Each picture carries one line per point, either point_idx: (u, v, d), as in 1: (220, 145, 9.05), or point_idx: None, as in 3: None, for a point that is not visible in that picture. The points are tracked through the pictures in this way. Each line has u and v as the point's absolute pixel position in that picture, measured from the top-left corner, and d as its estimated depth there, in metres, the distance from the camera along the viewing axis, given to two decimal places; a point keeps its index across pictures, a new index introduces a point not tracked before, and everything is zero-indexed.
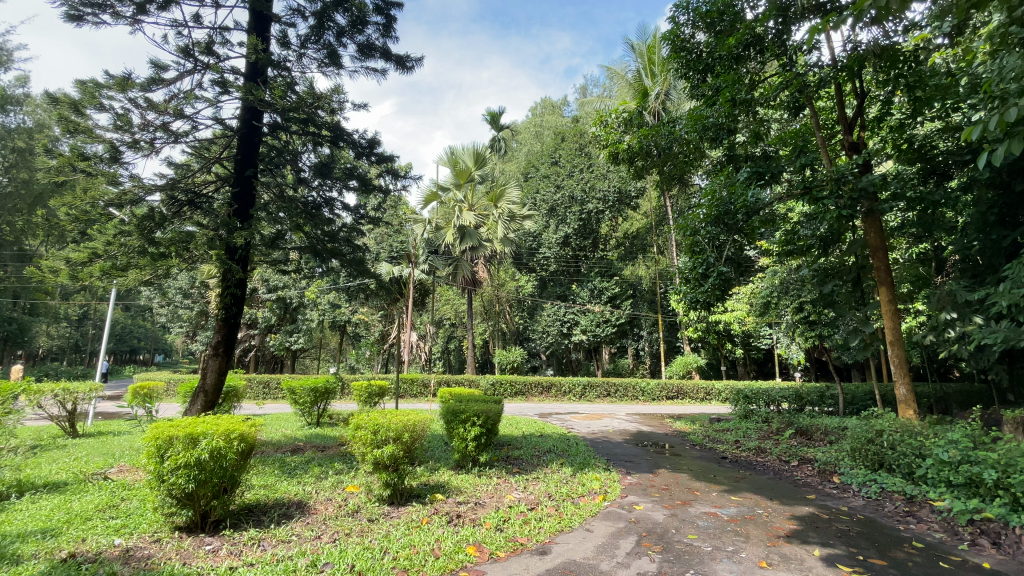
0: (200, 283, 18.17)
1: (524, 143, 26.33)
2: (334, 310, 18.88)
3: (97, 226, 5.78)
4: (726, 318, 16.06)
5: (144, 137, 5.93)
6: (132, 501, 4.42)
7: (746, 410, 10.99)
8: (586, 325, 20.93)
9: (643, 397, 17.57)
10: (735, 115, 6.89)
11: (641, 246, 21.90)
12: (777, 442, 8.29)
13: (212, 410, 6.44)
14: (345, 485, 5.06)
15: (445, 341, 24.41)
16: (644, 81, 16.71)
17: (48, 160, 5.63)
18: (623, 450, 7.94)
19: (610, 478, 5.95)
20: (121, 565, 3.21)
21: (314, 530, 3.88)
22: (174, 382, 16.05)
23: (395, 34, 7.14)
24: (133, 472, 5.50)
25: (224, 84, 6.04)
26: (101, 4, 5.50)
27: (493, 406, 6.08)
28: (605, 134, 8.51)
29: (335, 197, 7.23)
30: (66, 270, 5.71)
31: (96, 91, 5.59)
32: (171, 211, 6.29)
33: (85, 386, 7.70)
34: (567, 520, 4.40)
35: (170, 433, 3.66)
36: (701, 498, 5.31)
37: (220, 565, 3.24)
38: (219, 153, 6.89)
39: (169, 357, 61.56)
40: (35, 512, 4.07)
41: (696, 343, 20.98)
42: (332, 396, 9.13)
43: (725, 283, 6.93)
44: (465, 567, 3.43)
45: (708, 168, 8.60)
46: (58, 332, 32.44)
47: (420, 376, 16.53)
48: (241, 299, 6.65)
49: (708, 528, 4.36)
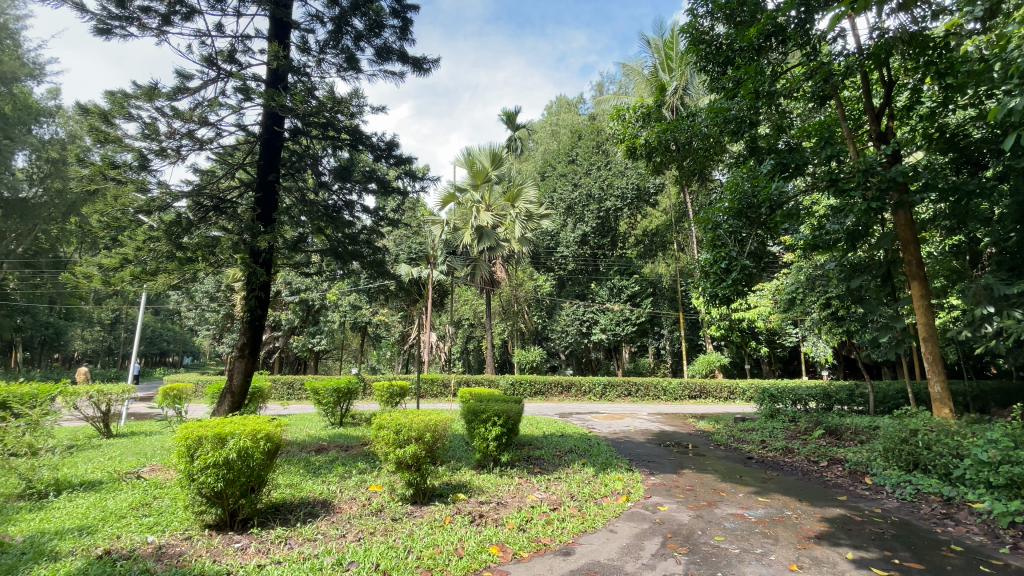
0: (225, 286, 18.61)
1: (540, 143, 26.29)
2: (355, 311, 19.17)
3: (128, 232, 5.97)
4: (749, 314, 15.69)
5: (170, 144, 6.09)
6: (164, 499, 4.54)
7: (771, 409, 10.79)
8: (606, 325, 20.66)
9: (665, 397, 17.35)
10: (757, 108, 6.72)
11: (661, 243, 21.55)
12: (805, 442, 8.08)
13: (239, 410, 6.58)
14: (369, 485, 5.11)
15: (464, 342, 24.54)
16: (662, 76, 16.50)
17: (81, 169, 5.83)
18: (645, 450, 7.86)
19: (633, 478, 5.88)
20: (154, 562, 3.29)
21: (339, 529, 3.93)
22: (202, 383, 16.56)
23: (412, 37, 7.18)
24: (164, 471, 5.64)
25: (246, 91, 6.15)
26: (128, 17, 5.66)
27: (514, 406, 6.08)
28: (623, 129, 8.40)
29: (355, 199, 7.33)
30: (100, 275, 5.94)
31: (125, 101, 5.75)
32: (197, 216, 6.41)
33: (118, 388, 7.92)
34: (590, 521, 4.36)
35: (199, 433, 3.74)
36: (727, 500, 5.20)
37: (250, 562, 3.31)
38: (243, 158, 6.99)
39: (197, 359, 63.30)
40: (73, 510, 4.21)
41: (720, 342, 20.57)
42: (355, 396, 9.25)
43: (747, 278, 6.80)
44: (489, 566, 3.43)
45: (729, 162, 8.44)
46: (92, 336, 33.66)
47: (441, 377, 16.62)
48: (265, 301, 6.73)
49: (735, 530, 4.28)
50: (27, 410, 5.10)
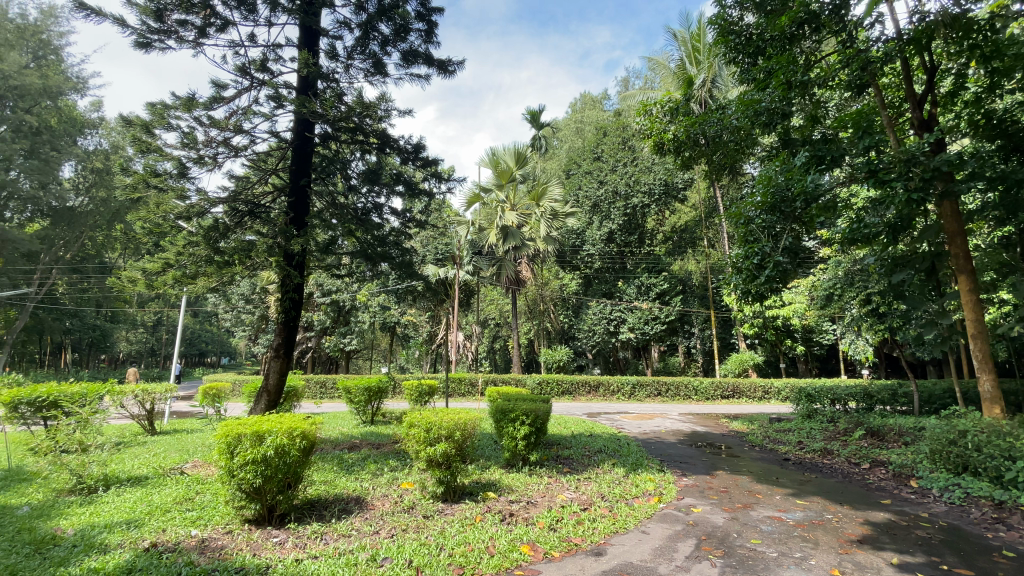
0: (259, 289, 19.21)
1: (564, 140, 26.18)
2: (384, 312, 19.48)
3: (169, 237, 6.25)
4: (784, 311, 15.24)
5: (207, 152, 6.31)
6: (206, 494, 4.71)
7: (808, 409, 10.46)
8: (634, 323, 20.43)
9: (696, 397, 17.02)
10: (790, 99, 6.51)
11: (691, 239, 21.22)
12: (845, 444, 7.79)
13: (275, 408, 6.76)
14: (401, 482, 5.20)
15: (490, 341, 24.68)
16: (689, 69, 16.19)
17: (125, 179, 6.11)
18: (677, 451, 7.73)
19: (664, 479, 5.79)
20: (198, 554, 3.42)
21: (372, 526, 4.00)
22: (239, 383, 17.12)
23: (437, 39, 7.25)
24: (206, 468, 5.86)
25: (279, 98, 6.33)
26: (166, 31, 5.91)
27: (542, 405, 6.06)
28: (650, 124, 8.32)
29: (383, 202, 7.47)
30: (144, 279, 6.24)
31: (165, 112, 5.99)
32: (233, 221, 6.61)
33: (161, 387, 8.27)
34: (622, 521, 4.32)
35: (239, 430, 3.87)
36: (763, 502, 5.07)
37: (288, 556, 3.40)
38: (276, 164, 7.17)
39: (233, 360, 65.57)
40: (121, 504, 4.42)
41: (754, 340, 19.99)
42: (385, 395, 9.40)
43: (781, 274, 6.61)
44: (520, 565, 3.43)
45: (761, 155, 8.21)
46: (136, 338, 35.14)
47: (468, 376, 16.75)
48: (298, 303, 6.88)
49: (772, 533, 4.16)
50: (78, 408, 5.37)
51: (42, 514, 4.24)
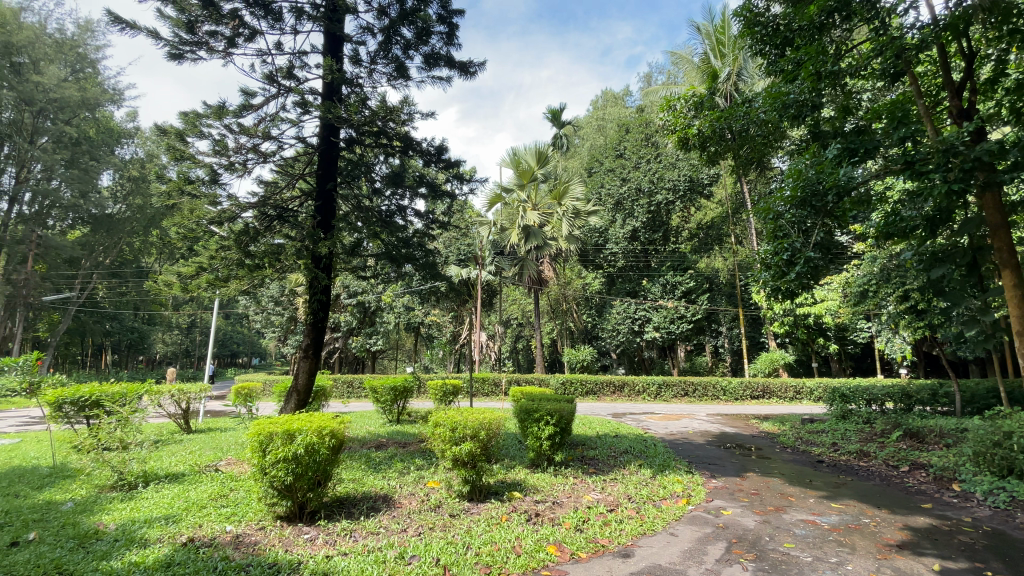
0: (288, 291, 19.69)
1: (586, 139, 26.08)
2: (408, 313, 19.73)
3: (202, 242, 6.46)
4: (815, 309, 14.86)
5: (238, 158, 6.49)
6: (239, 491, 4.85)
7: (842, 410, 10.13)
8: (659, 322, 20.17)
9: (725, 397, 16.67)
10: (820, 90, 6.32)
11: (717, 236, 20.92)
12: (882, 446, 7.53)
13: (304, 407, 6.91)
14: (427, 481, 5.25)
15: (513, 341, 24.75)
16: (713, 62, 15.91)
17: (161, 186, 6.34)
18: (706, 452, 7.59)
19: (692, 481, 5.70)
20: (233, 549, 3.52)
21: (400, 524, 4.05)
22: (269, 383, 17.57)
23: (458, 41, 7.30)
24: (239, 465, 6.02)
25: (305, 104, 6.47)
26: (197, 42, 6.11)
27: (567, 405, 6.03)
28: (674, 119, 8.22)
29: (406, 204, 7.58)
30: (179, 283, 6.47)
31: (197, 120, 6.19)
32: (263, 225, 6.75)
33: (196, 387, 8.54)
34: (649, 523, 4.27)
35: (270, 429, 3.97)
36: (796, 505, 4.94)
37: (319, 552, 3.47)
38: (302, 169, 7.32)
39: (263, 361, 67.37)
40: (160, 500, 4.58)
41: (784, 339, 19.50)
42: (411, 394, 9.51)
43: (812, 271, 6.42)
44: (547, 565, 3.43)
45: (790, 148, 8.00)
46: (172, 339, 36.44)
47: (491, 376, 16.82)
48: (326, 304, 7.00)
49: (806, 537, 4.04)
50: (118, 407, 5.60)
51: (86, 509, 4.43)
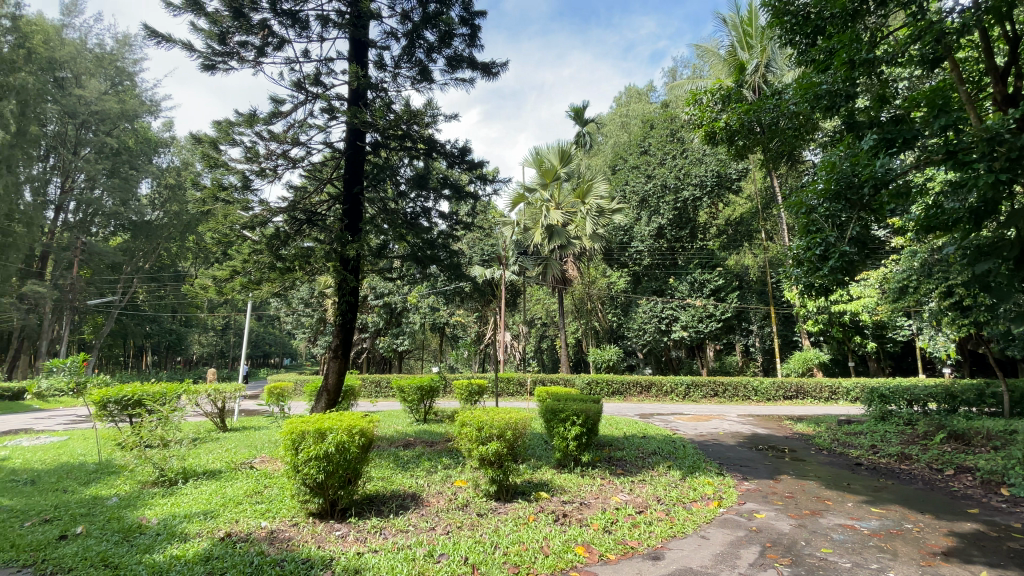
0: (318, 293, 20.15)
1: (609, 136, 25.87)
2: (434, 313, 19.93)
3: (235, 246, 6.66)
4: (851, 306, 14.40)
5: (269, 165, 6.68)
6: (273, 488, 4.99)
7: (881, 411, 9.76)
8: (687, 321, 19.81)
9: (757, 398, 16.25)
10: (854, 79, 6.10)
11: (747, 232, 20.31)
12: (926, 448, 7.22)
13: (334, 407, 7.05)
14: (454, 480, 5.30)
15: (538, 341, 24.73)
16: (741, 54, 15.51)
17: (196, 194, 6.58)
18: (737, 453, 7.42)
19: (724, 483, 5.58)
20: (268, 545, 3.62)
21: (429, 522, 4.09)
22: (300, 383, 18.02)
23: (480, 43, 7.33)
24: (273, 463, 6.20)
25: (332, 110, 6.60)
26: (229, 53, 6.31)
27: (593, 405, 5.98)
28: (701, 113, 8.09)
29: (431, 206, 7.66)
30: (215, 286, 6.69)
31: (229, 129, 6.40)
32: (293, 229, 6.91)
33: (231, 387, 8.80)
34: (680, 525, 4.20)
35: (302, 428, 4.06)
36: (833, 509, 4.78)
37: (350, 549, 3.54)
38: (330, 173, 7.47)
39: (294, 361, 69.16)
40: (199, 496, 4.76)
41: (818, 338, 18.90)
42: (437, 394, 9.60)
43: (848, 266, 6.20)
44: (576, 566, 3.41)
45: (822, 141, 7.76)
46: (208, 340, 37.71)
47: (516, 376, 16.84)
48: (354, 305, 7.13)
49: (845, 542, 3.91)
50: (159, 406, 5.84)
51: (130, 504, 4.63)
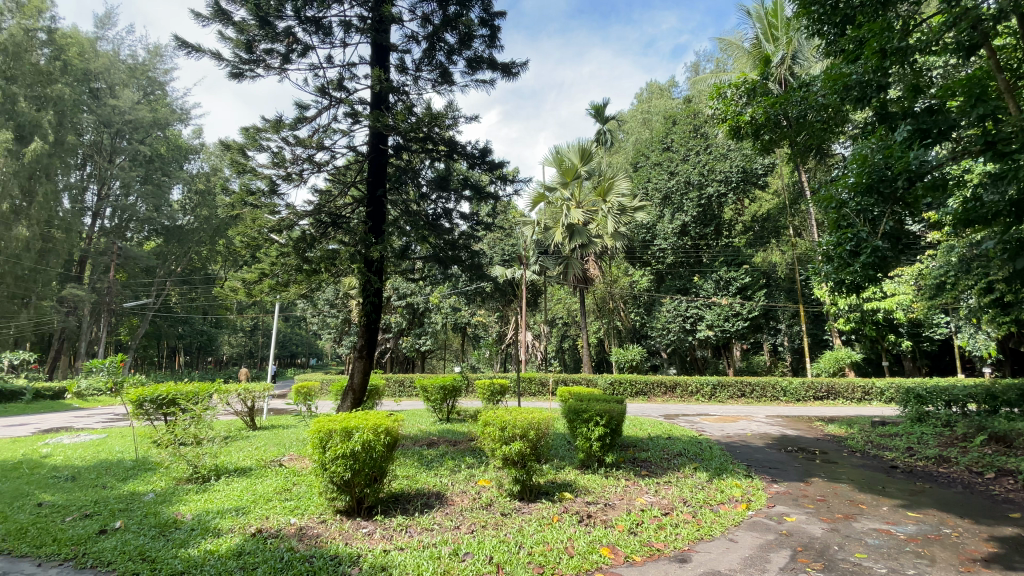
0: (342, 294, 20.54)
1: (631, 133, 25.62)
2: (455, 313, 20.07)
3: (263, 249, 6.83)
4: (884, 304, 13.95)
5: (295, 169, 6.82)
6: (301, 486, 5.10)
7: (917, 412, 9.44)
8: (713, 321, 19.45)
9: (785, 398, 15.87)
10: (886, 69, 5.90)
11: (774, 229, 20.26)
12: (965, 451, 6.94)
13: (360, 406, 7.16)
14: (478, 479, 5.33)
15: (560, 341, 24.66)
16: (766, 47, 15.13)
17: (226, 199, 6.77)
18: (765, 455, 7.27)
19: (752, 485, 5.47)
20: (297, 541, 3.70)
21: (453, 521, 4.12)
22: (326, 382, 18.39)
23: (500, 43, 7.34)
24: (301, 460, 6.34)
25: (355, 114, 6.71)
26: (256, 61, 6.48)
27: (616, 405, 5.93)
28: (725, 108, 7.94)
29: (452, 207, 7.73)
30: (244, 288, 6.88)
31: (257, 135, 6.56)
32: (318, 232, 7.05)
33: (260, 386, 9.01)
34: (707, 528, 4.13)
35: (329, 427, 4.14)
36: (868, 513, 4.64)
37: (376, 547, 3.59)
38: (354, 177, 7.59)
39: (320, 361, 70.65)
40: (231, 493, 4.90)
41: (850, 336, 18.34)
42: (460, 393, 9.66)
43: (880, 262, 6.01)
44: (601, 568, 3.39)
45: (853, 133, 7.53)
46: (237, 341, 38.76)
47: (538, 376, 16.83)
48: (378, 306, 7.23)
49: (880, 548, 3.79)
50: (192, 405, 6.04)
51: (166, 500, 4.81)
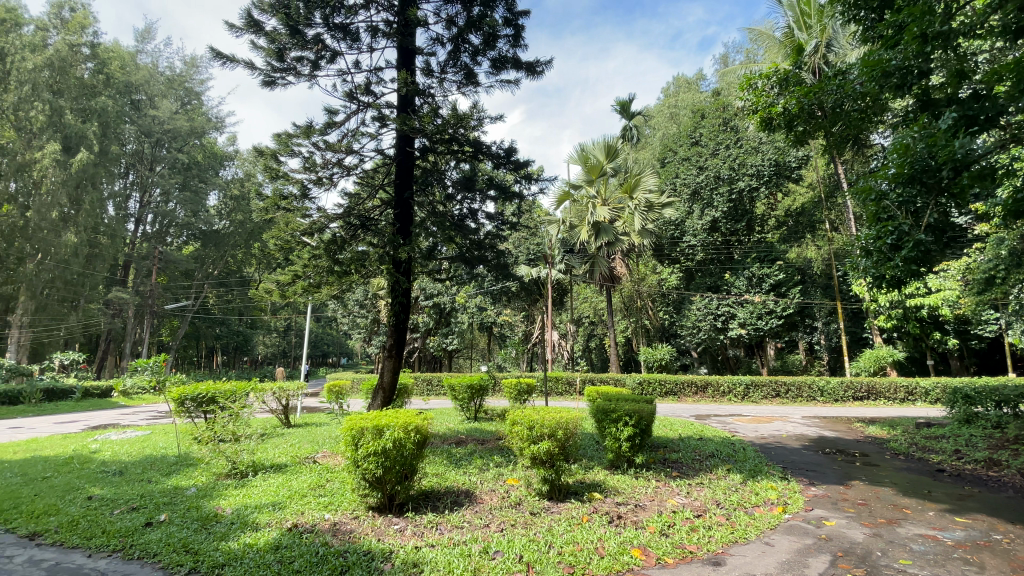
0: (371, 295, 20.93)
1: (657, 128, 25.24)
2: (482, 312, 20.20)
3: (296, 252, 7.02)
4: (928, 300, 13.35)
5: (325, 173, 6.99)
6: (334, 481, 5.23)
7: (964, 413, 9.00)
8: (745, 319, 18.95)
9: (823, 398, 15.35)
10: (929, 54, 5.63)
11: (809, 223, 19.73)
12: (1018, 454, 6.57)
13: (390, 404, 7.27)
14: (506, 478, 5.34)
15: (586, 340, 24.48)
16: (798, 35, 14.66)
17: (260, 203, 7.00)
18: (802, 457, 7.05)
19: (789, 488, 5.31)
20: (332, 536, 3.80)
21: (483, 519, 4.15)
22: (357, 381, 18.79)
23: (524, 42, 7.34)
24: (334, 457, 6.50)
25: (383, 118, 6.82)
26: (287, 69, 6.66)
27: (646, 405, 5.85)
28: (756, 99, 7.75)
29: (478, 207, 7.78)
30: (279, 290, 7.09)
31: (289, 141, 6.75)
32: (348, 234, 7.19)
33: (293, 385, 9.25)
34: (741, 530, 4.05)
35: (361, 425, 4.23)
36: (912, 518, 4.45)
37: (408, 543, 3.65)
38: (382, 179, 7.71)
39: (351, 361, 72.26)
40: (268, 488, 5.07)
41: (891, 334, 17.62)
42: (487, 392, 9.70)
43: (923, 256, 5.75)
44: (632, 569, 3.36)
45: (892, 122, 7.23)
46: (271, 341, 39.94)
47: (565, 375, 16.77)
48: (407, 306, 7.33)
49: (926, 554, 3.62)
50: (230, 404, 6.25)
51: (206, 495, 5.00)
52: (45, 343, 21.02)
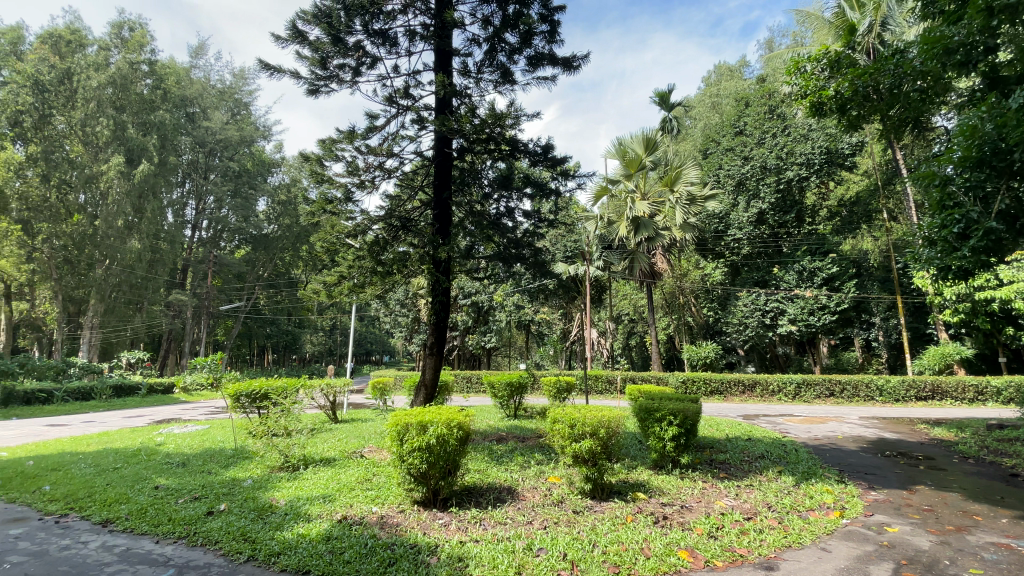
0: (412, 294, 21.37)
1: (698, 119, 24.51)
2: (520, 310, 20.26)
3: (341, 254, 7.26)
4: (1000, 292, 12.36)
5: (367, 176, 7.18)
6: (380, 476, 5.38)
7: None
8: (795, 314, 18.11)
9: (882, 398, 14.50)
10: (996, 27, 5.21)
11: (865, 213, 18.66)
12: None
13: (432, 401, 7.39)
14: (548, 476, 5.34)
15: (626, 337, 24.12)
16: (850, 14, 13.90)
17: (306, 207, 7.26)
18: (859, 459, 6.71)
19: (846, 491, 5.06)
20: (379, 529, 3.91)
21: (526, 516, 4.17)
22: (399, 378, 19.25)
23: (560, 38, 7.29)
24: (379, 453, 6.69)
25: (422, 120, 6.93)
26: (329, 77, 6.89)
27: (691, 404, 5.70)
28: (804, 84, 7.39)
29: (515, 206, 7.80)
30: (325, 290, 7.36)
31: (332, 146, 6.97)
32: (390, 235, 7.36)
33: (340, 382, 9.55)
34: (795, 535, 3.89)
35: (406, 421, 4.35)
36: (984, 526, 4.14)
37: (453, 537, 3.72)
38: (421, 180, 7.84)
39: (394, 359, 74.18)
40: (319, 481, 5.28)
41: (959, 330, 16.52)
42: (527, 390, 9.72)
43: (994, 245, 5.34)
44: (679, 570, 3.30)
45: (958, 102, 6.73)
46: (318, 340, 41.47)
47: (606, 373, 16.61)
48: (447, 305, 7.44)
49: (999, 564, 3.37)
50: (282, 400, 6.54)
51: (262, 486, 5.26)
52: (114, 343, 22.67)
